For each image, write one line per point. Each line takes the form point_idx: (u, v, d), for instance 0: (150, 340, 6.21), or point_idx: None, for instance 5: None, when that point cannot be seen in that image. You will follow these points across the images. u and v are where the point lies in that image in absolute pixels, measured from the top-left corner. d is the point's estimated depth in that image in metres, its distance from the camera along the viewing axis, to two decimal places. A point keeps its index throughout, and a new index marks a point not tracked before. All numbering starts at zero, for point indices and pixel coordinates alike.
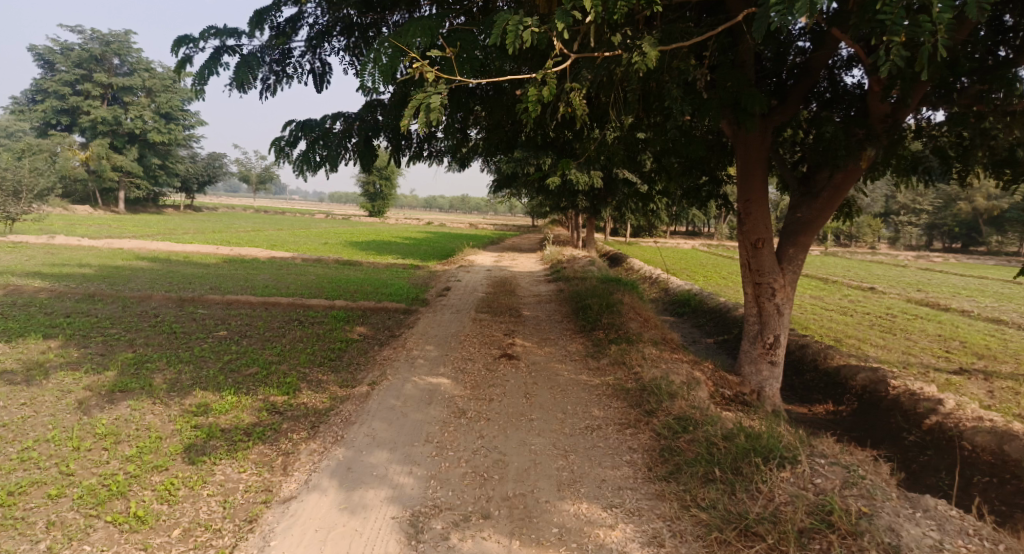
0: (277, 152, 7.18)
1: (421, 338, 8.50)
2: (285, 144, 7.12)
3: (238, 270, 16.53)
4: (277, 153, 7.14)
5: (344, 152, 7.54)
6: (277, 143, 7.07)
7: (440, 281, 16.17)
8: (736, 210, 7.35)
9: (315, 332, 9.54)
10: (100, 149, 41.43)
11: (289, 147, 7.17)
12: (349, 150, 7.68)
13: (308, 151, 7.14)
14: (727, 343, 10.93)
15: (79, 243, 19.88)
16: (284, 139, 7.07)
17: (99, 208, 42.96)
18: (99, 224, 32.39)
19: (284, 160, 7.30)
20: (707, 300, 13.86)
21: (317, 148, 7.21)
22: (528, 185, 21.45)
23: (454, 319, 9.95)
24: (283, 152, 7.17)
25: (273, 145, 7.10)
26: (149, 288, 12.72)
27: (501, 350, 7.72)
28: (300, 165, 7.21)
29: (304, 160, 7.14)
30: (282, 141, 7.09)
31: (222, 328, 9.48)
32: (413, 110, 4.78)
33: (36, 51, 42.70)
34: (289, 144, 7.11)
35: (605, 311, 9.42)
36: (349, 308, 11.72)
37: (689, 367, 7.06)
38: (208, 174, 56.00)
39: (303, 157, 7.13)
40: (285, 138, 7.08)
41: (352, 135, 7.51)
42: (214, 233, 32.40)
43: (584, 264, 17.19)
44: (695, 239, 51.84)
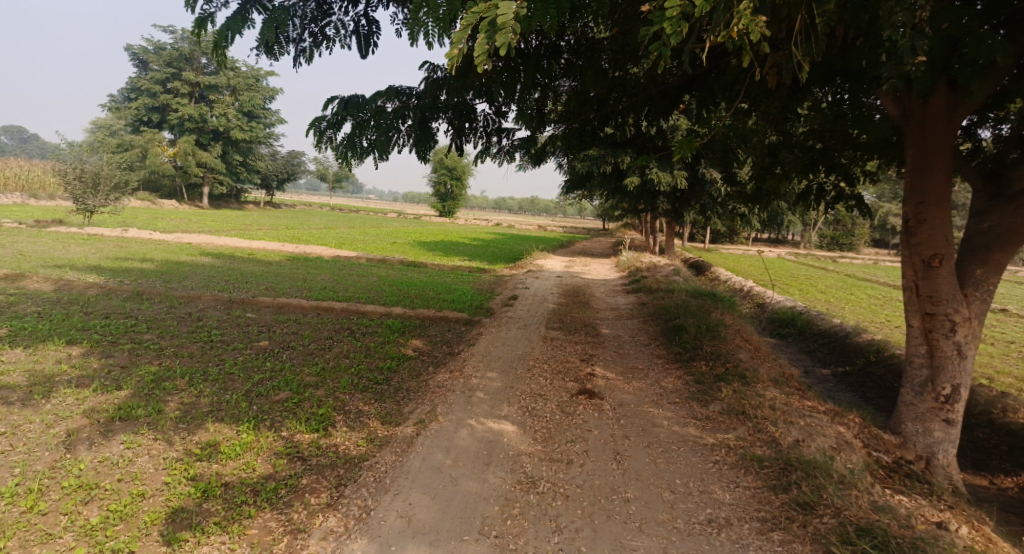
0: (318, 136, 6.14)
1: (483, 361, 7.13)
2: (327, 126, 6.06)
3: (299, 269, 15.96)
4: (317, 138, 6.10)
5: (396, 135, 6.37)
6: (317, 124, 6.02)
7: (507, 286, 14.93)
8: (902, 216, 5.50)
9: (364, 345, 8.44)
10: (187, 146, 43.34)
11: (332, 130, 6.12)
12: (403, 134, 6.52)
13: (353, 136, 6.04)
14: (850, 378, 8.89)
15: (152, 237, 20.16)
16: (327, 120, 6.03)
17: (185, 203, 45.05)
18: (181, 218, 33.62)
19: (327, 144, 6.27)
20: (818, 321, 11.73)
21: (363, 132, 6.11)
22: (604, 184, 19.82)
23: (521, 336, 8.53)
24: (324, 135, 6.12)
25: (313, 127, 6.05)
26: (204, 286, 12.20)
27: (579, 385, 6.20)
28: (344, 152, 6.17)
29: (348, 147, 6.08)
30: (322, 122, 6.04)
31: (263, 336, 8.58)
32: (469, 26, 3.45)
33: (133, 51, 45.24)
34: (332, 126, 6.07)
35: (705, 336, 7.72)
36: (406, 315, 10.61)
37: (831, 422, 5.29)
38: (287, 172, 57.84)
39: (347, 142, 6.06)
40: (328, 119, 6.04)
41: (406, 116, 6.33)
42: (286, 229, 32.91)
43: (667, 273, 15.33)
44: (781, 247, 48.03)
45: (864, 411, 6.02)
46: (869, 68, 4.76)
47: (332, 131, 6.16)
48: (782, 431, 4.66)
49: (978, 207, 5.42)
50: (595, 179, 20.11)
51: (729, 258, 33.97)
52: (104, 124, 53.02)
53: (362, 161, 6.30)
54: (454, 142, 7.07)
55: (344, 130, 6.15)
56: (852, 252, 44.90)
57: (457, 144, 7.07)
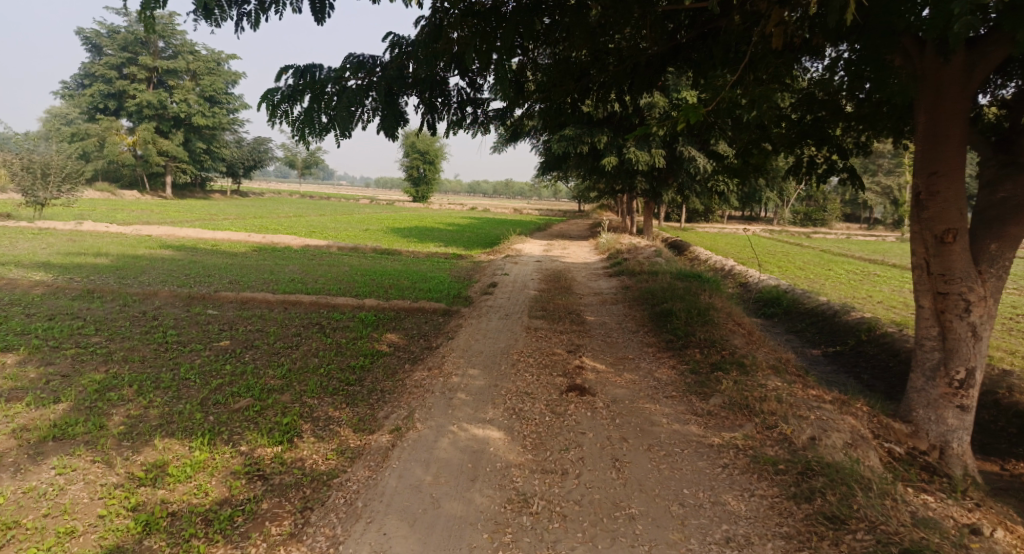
0: (271, 111, 5.50)
1: (463, 357, 6.62)
2: (281, 100, 5.43)
3: (266, 260, 15.14)
4: (270, 113, 5.47)
5: (359, 111, 5.78)
6: (269, 98, 5.38)
7: (486, 273, 14.40)
8: (911, 188, 5.15)
9: (336, 342, 7.88)
10: (147, 134, 41.47)
11: (286, 105, 5.49)
12: (367, 109, 5.92)
13: (311, 112, 5.42)
14: (841, 359, 8.66)
15: (108, 229, 19.02)
16: (282, 93, 5.40)
17: (147, 193, 43.29)
18: (142, 209, 32.12)
19: (281, 119, 5.63)
20: (803, 299, 11.53)
21: (322, 107, 5.50)
22: (582, 165, 19.31)
23: (502, 327, 8.05)
24: (278, 110, 5.48)
25: (264, 100, 5.41)
26: (161, 282, 11.37)
27: (569, 380, 5.75)
28: (300, 129, 5.55)
29: (306, 122, 5.45)
30: (275, 95, 5.41)
31: (226, 335, 7.92)
32: None
33: (84, 34, 42.82)
34: (286, 99, 5.44)
35: (698, 321, 7.34)
36: (380, 307, 10.04)
37: (839, 412, 4.97)
38: (254, 159, 56.03)
39: (303, 117, 5.43)
40: (282, 91, 5.41)
41: (371, 89, 5.74)
42: (254, 218, 31.73)
43: (649, 255, 14.97)
44: (755, 225, 48.36)
45: (869, 397, 5.72)
46: (890, 24, 4.28)
47: (287, 106, 5.54)
48: (793, 428, 4.30)
49: (988, 179, 5.10)
50: (572, 160, 19.61)
51: (705, 237, 33.90)
52: (57, 112, 50.40)
53: (322, 138, 5.69)
54: (425, 118, 6.49)
55: (301, 105, 5.52)
56: (824, 228, 45.46)
57: (428, 120, 6.49)
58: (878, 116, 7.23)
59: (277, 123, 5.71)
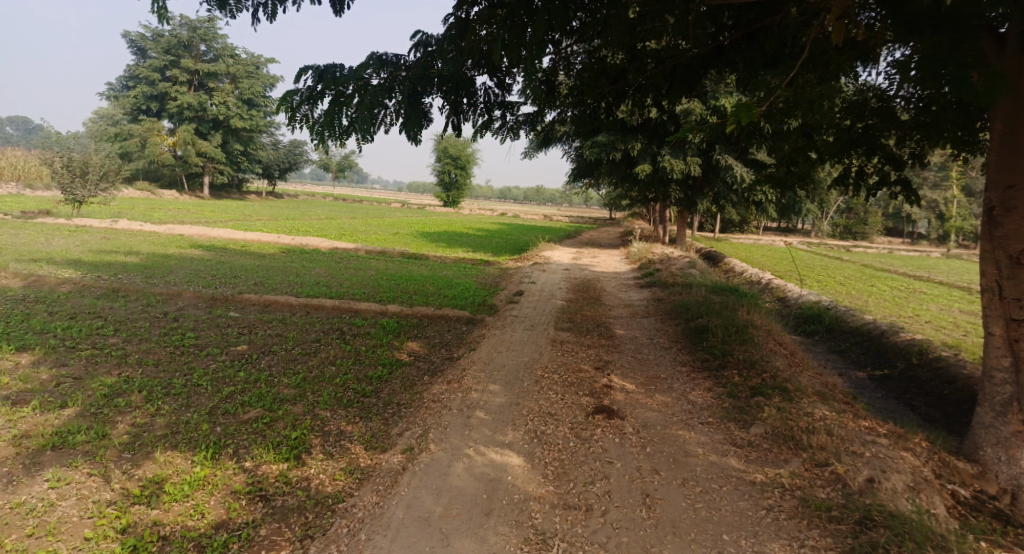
0: (290, 113, 5.30)
1: (484, 371, 6.28)
2: (300, 102, 5.22)
3: (293, 262, 15.14)
4: (289, 116, 5.27)
5: (382, 113, 5.53)
6: (287, 100, 5.18)
7: (512, 280, 14.10)
8: (984, 201, 4.63)
9: (354, 349, 7.65)
10: (187, 135, 42.55)
11: (306, 107, 5.29)
12: (390, 111, 5.68)
13: (331, 115, 5.20)
14: (890, 383, 8.03)
15: (142, 228, 19.39)
16: (302, 94, 5.19)
17: (185, 193, 44.39)
18: (179, 208, 32.83)
19: (301, 122, 5.42)
20: (846, 317, 10.86)
21: (342, 109, 5.28)
22: (613, 172, 18.89)
23: (526, 340, 7.71)
24: (297, 112, 5.27)
25: (283, 102, 5.21)
26: (188, 282, 11.39)
27: (595, 401, 5.36)
28: (320, 133, 5.33)
29: (325, 126, 5.22)
30: (294, 97, 5.20)
31: (244, 339, 7.78)
32: None
33: (131, 38, 44.26)
34: (306, 102, 5.23)
35: (736, 340, 6.88)
36: (402, 313, 9.81)
37: (895, 447, 4.46)
38: (289, 161, 57.04)
39: (323, 120, 5.20)
40: (302, 94, 5.21)
41: (394, 90, 5.50)
42: (286, 220, 32.15)
43: (681, 266, 14.42)
44: (792, 236, 46.93)
45: (927, 431, 5.16)
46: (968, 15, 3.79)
47: (307, 108, 5.33)
48: (847, 466, 3.84)
49: None
50: (603, 167, 19.21)
51: (740, 247, 32.92)
52: (105, 113, 52.20)
53: (342, 141, 5.45)
54: (451, 121, 6.22)
55: (321, 107, 5.30)
56: (865, 241, 43.82)
57: (455, 122, 6.22)
58: (936, 122, 6.65)
59: (296, 125, 5.50)
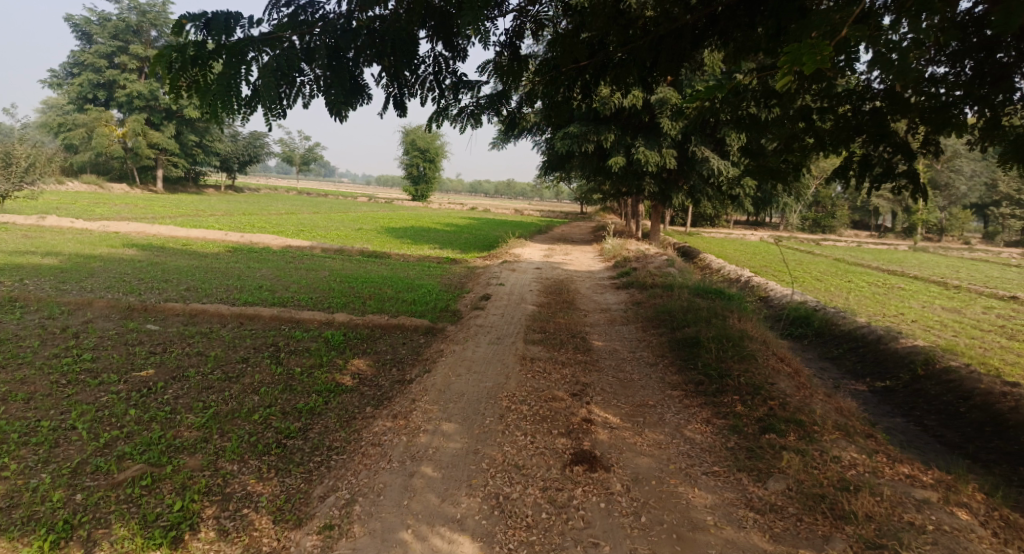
0: (170, 78, 4.12)
1: (437, 403, 5.17)
2: (184, 65, 4.03)
3: (238, 263, 13.73)
4: (170, 83, 4.10)
5: (298, 80, 4.43)
6: (163, 61, 4.00)
7: (478, 281, 13.00)
8: None
9: (287, 371, 6.46)
10: (137, 125, 39.92)
11: (193, 73, 4.12)
12: (309, 80, 4.55)
13: (226, 83, 4.05)
14: (894, 396, 7.20)
15: (73, 225, 17.59)
16: (186, 54, 4.01)
17: (136, 187, 41.96)
18: (127, 203, 30.62)
19: (188, 89, 4.24)
20: (837, 320, 10.05)
21: (242, 74, 4.14)
22: (586, 164, 17.90)
23: (491, 357, 6.62)
24: (181, 79, 4.08)
25: (158, 64, 4.02)
26: (107, 287, 9.95)
27: (573, 445, 4.34)
28: (212, 105, 4.18)
29: (218, 96, 4.06)
30: (172, 57, 4.01)
31: (154, 359, 6.54)
32: None
33: (73, 22, 41.37)
34: (194, 65, 4.07)
35: (735, 357, 5.93)
36: (351, 323, 8.60)
37: (950, 500, 3.54)
38: (250, 154, 54.66)
39: (214, 89, 4.05)
40: (187, 53, 4.02)
41: (311, 53, 4.39)
42: (242, 215, 30.28)
43: (660, 264, 13.53)
44: (763, 230, 46.91)
45: (970, 473, 4.25)
46: None
47: (195, 73, 4.14)
48: None
49: None
50: (575, 160, 18.22)
51: (712, 243, 32.42)
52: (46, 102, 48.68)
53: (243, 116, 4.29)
54: (393, 93, 5.12)
55: (214, 72, 4.12)
56: (833, 235, 44.07)
57: (397, 96, 5.12)
58: (954, 106, 5.86)
59: (182, 96, 4.30)
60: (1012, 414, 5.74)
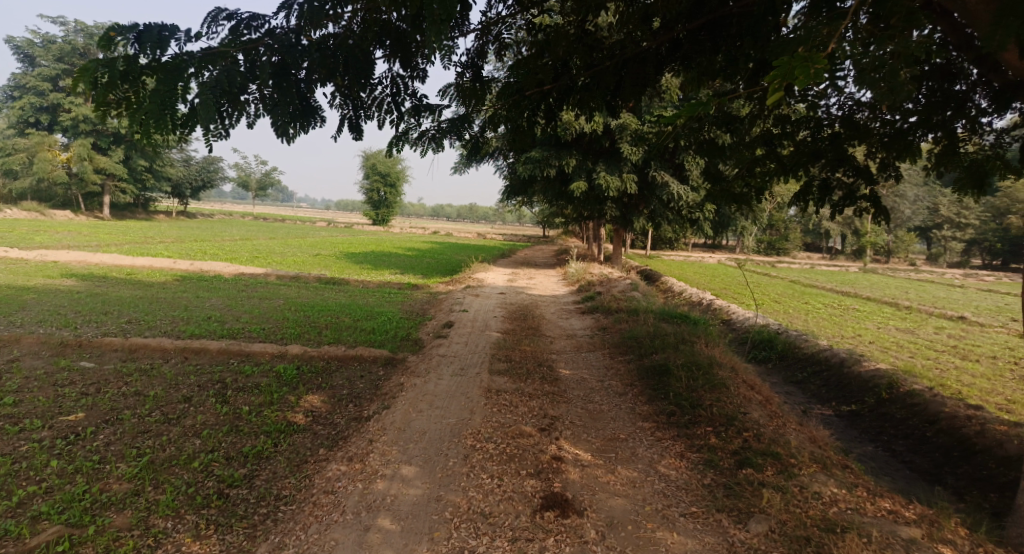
0: (96, 94, 3.79)
1: (396, 443, 4.83)
2: (112, 80, 3.70)
3: (186, 292, 13.01)
4: (95, 99, 3.77)
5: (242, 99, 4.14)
6: (88, 75, 3.67)
7: (441, 308, 12.65)
8: None
9: (234, 410, 5.97)
10: (82, 150, 38.10)
11: (123, 89, 3.80)
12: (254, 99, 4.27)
13: (159, 101, 3.71)
14: (861, 420, 7.19)
15: (5, 253, 16.42)
16: (114, 69, 3.69)
17: (81, 213, 40.05)
18: (68, 231, 28.95)
19: (118, 106, 3.91)
20: (799, 343, 10.13)
21: (179, 92, 3.81)
22: (549, 188, 17.90)
23: (455, 390, 6.30)
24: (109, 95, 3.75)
25: (83, 79, 3.68)
26: (38, 321, 9.18)
27: (544, 486, 4.09)
28: (144, 124, 3.83)
29: (150, 115, 3.71)
30: (98, 72, 3.68)
31: (84, 400, 5.86)
32: None
33: (15, 43, 39.63)
34: (123, 81, 3.73)
35: (707, 386, 5.78)
36: (306, 355, 8.13)
37: (931, 542, 3.44)
38: (204, 179, 53.08)
39: (145, 108, 3.70)
40: (115, 68, 3.69)
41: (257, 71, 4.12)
42: (194, 242, 29.13)
43: (624, 289, 13.50)
44: (720, 253, 48.10)
45: (949, 506, 4.17)
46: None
47: (126, 89, 3.81)
48: None
49: None
50: (537, 184, 18.21)
51: (671, 265, 32.92)
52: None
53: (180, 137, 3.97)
54: (347, 115, 4.89)
55: (147, 88, 3.81)
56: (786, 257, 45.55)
57: (352, 119, 4.88)
58: (908, 132, 6.03)
59: (113, 113, 3.96)
60: (977, 438, 5.77)
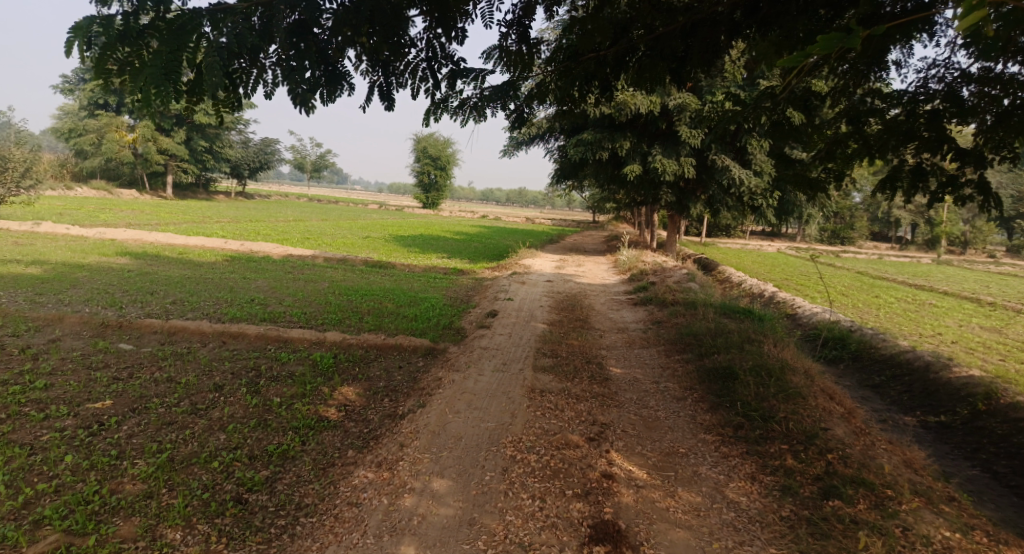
0: (94, 59, 3.58)
1: (429, 450, 4.40)
2: (111, 42, 3.50)
3: (233, 273, 13.05)
4: (93, 64, 3.55)
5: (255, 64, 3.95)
6: (83, 35, 3.45)
7: (485, 295, 12.22)
8: None
9: (263, 402, 5.67)
10: (147, 131, 39.64)
11: (123, 52, 3.58)
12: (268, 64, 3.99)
13: (162, 65, 3.52)
14: (953, 435, 6.28)
15: (71, 231, 17.05)
16: (113, 28, 3.48)
17: (147, 193, 41.83)
18: (133, 209, 30.13)
19: (118, 72, 3.70)
20: (877, 341, 9.11)
21: (184, 54, 3.62)
22: (601, 172, 17.09)
23: (495, 389, 5.82)
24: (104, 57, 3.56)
25: (78, 37, 3.48)
26: (87, 300, 9.27)
27: (592, 512, 3.59)
28: (144, 90, 3.61)
29: (154, 82, 3.51)
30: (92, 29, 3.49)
31: (114, 387, 5.70)
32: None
33: None
34: (123, 43, 3.54)
35: (781, 396, 5.06)
36: (345, 343, 7.83)
37: None
38: (260, 161, 54.45)
39: (148, 73, 3.50)
40: (113, 28, 3.49)
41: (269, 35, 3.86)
42: (250, 222, 29.79)
43: (679, 279, 12.69)
44: (780, 240, 45.81)
45: None
46: None
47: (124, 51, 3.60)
48: None
49: None
50: (587, 167, 17.45)
51: (729, 253, 31.37)
52: None
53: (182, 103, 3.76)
54: (377, 81, 4.53)
55: (148, 49, 3.58)
56: (852, 246, 42.91)
57: (382, 86, 4.50)
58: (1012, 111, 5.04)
59: (110, 80, 3.77)
60: None
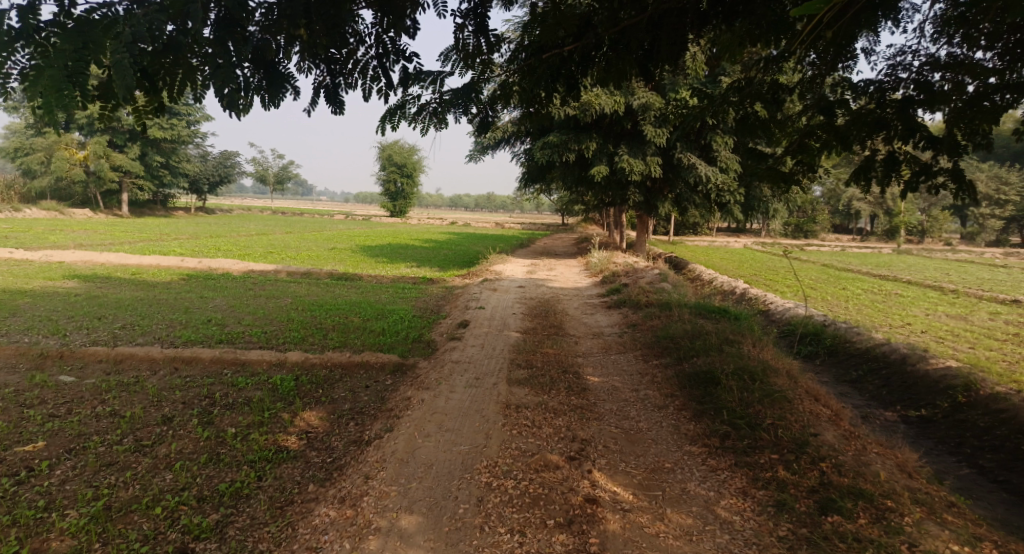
0: None
1: (396, 482, 4.05)
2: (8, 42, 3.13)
3: (189, 292, 12.40)
4: None
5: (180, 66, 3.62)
6: None
7: (456, 304, 11.85)
8: None
9: (215, 433, 5.21)
10: (99, 148, 38.07)
11: (23, 53, 3.20)
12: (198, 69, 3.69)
13: (66, 66, 3.13)
14: (934, 428, 6.16)
15: (14, 255, 16.06)
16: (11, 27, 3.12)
17: (101, 212, 40.18)
18: (85, 229, 28.80)
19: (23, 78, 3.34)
20: (850, 334, 9.05)
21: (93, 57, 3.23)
22: (569, 174, 16.91)
23: (468, 407, 5.47)
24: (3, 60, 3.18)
25: None
26: (27, 329, 8.61)
27: (577, 545, 3.30)
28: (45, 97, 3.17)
29: (55, 82, 3.10)
30: None
31: (48, 425, 5.18)
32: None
33: None
34: (23, 42, 3.16)
35: (766, 401, 4.83)
36: (307, 363, 7.38)
37: None
38: (220, 175, 52.94)
39: (46, 75, 3.09)
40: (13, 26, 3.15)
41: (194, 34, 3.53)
42: (210, 238, 28.77)
43: (651, 279, 12.54)
44: (746, 236, 46.52)
45: None
46: None
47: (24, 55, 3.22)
48: None
49: None
50: (555, 170, 17.25)
51: (697, 251, 31.60)
52: None
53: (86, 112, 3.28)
54: (324, 82, 4.28)
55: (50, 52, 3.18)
56: (816, 239, 43.81)
57: (329, 86, 4.27)
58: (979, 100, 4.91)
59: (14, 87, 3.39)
60: None
